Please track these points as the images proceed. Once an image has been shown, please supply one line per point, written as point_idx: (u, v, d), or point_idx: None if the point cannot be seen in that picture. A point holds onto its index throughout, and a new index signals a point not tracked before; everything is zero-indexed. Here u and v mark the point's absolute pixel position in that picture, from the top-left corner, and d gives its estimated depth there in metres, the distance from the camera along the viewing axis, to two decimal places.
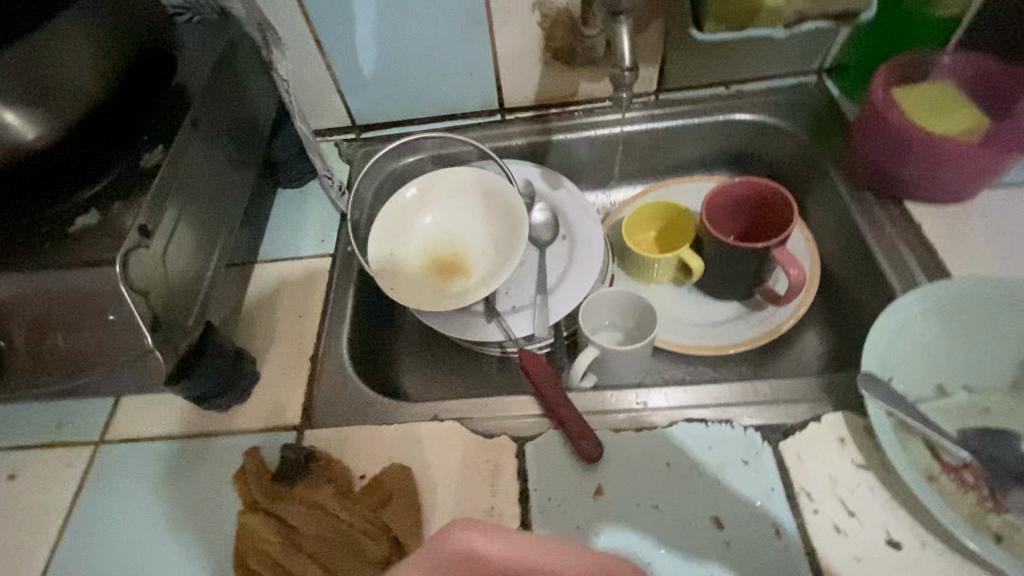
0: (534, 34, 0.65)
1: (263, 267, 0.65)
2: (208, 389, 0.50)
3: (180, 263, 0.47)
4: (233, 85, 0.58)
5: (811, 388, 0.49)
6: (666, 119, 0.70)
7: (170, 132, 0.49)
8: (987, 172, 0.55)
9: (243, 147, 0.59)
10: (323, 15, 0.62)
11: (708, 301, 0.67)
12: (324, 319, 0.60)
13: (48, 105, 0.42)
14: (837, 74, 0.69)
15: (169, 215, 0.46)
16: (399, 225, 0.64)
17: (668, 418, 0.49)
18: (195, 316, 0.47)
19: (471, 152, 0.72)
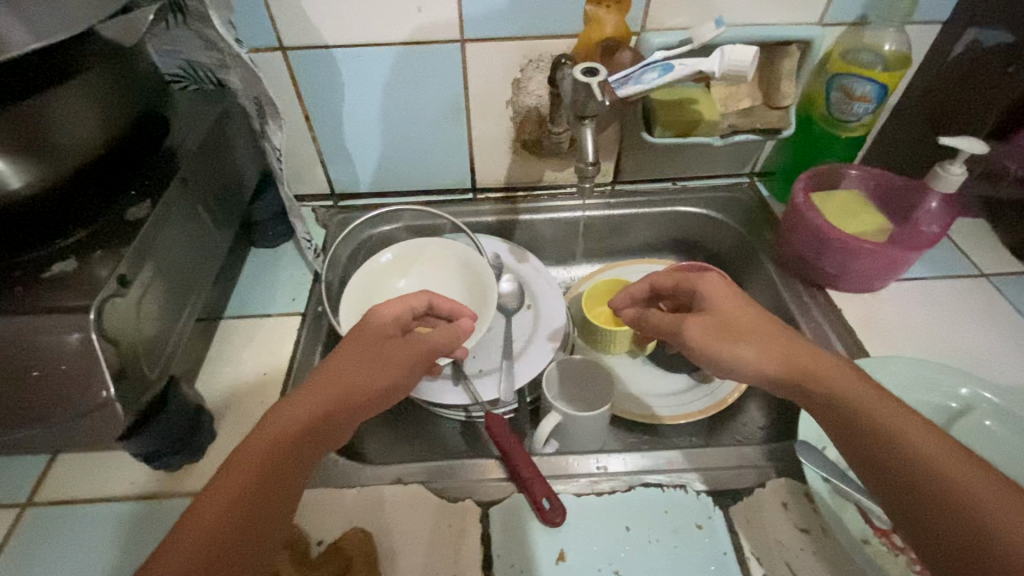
0: (507, 127, 0.73)
1: (230, 323, 0.65)
2: (161, 447, 0.48)
3: (151, 313, 0.47)
4: (224, 150, 0.61)
5: (756, 455, 0.53)
6: (622, 207, 0.77)
7: (157, 189, 0.51)
8: (892, 268, 0.64)
9: (224, 207, 0.61)
10: (316, 95, 0.68)
11: (661, 373, 0.71)
12: (288, 378, 0.60)
13: (36, 155, 0.41)
14: (766, 179, 0.81)
15: (147, 268, 0.47)
16: (373, 287, 0.67)
17: (627, 483, 0.51)
18: (159, 370, 0.47)
19: (443, 224, 0.77)
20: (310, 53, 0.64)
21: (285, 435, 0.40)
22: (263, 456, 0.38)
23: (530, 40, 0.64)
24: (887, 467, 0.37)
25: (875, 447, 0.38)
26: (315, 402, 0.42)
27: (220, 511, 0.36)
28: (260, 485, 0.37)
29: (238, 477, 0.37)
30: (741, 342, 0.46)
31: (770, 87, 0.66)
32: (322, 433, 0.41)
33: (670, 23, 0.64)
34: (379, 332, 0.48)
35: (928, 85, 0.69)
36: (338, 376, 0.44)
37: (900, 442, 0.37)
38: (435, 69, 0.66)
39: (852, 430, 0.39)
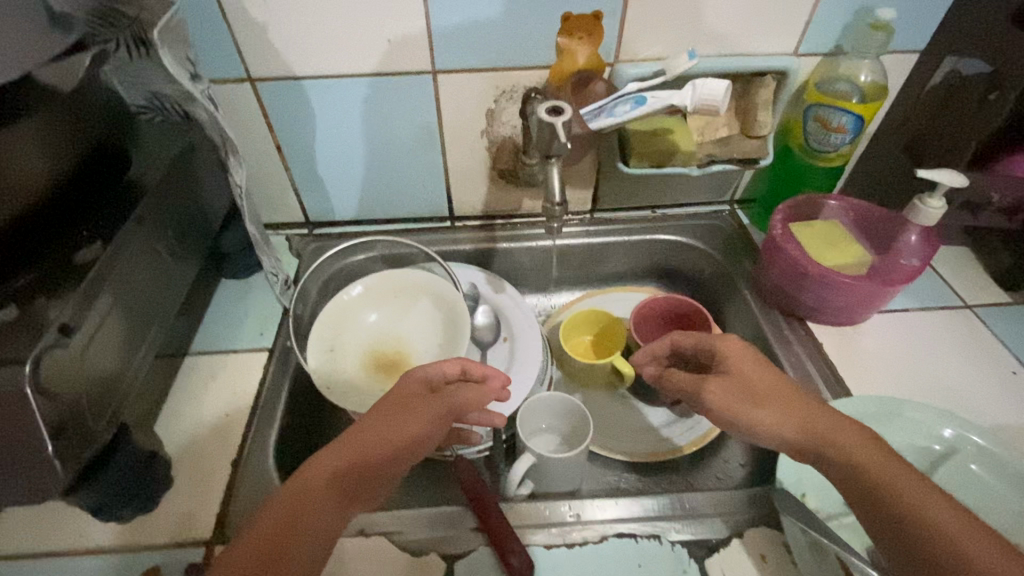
0: (482, 157, 0.71)
1: (194, 360, 0.63)
2: (110, 499, 0.47)
3: (99, 360, 0.45)
4: (188, 185, 0.59)
5: (733, 501, 0.51)
6: (602, 236, 0.76)
7: (111, 230, 0.49)
8: (872, 302, 0.63)
9: (187, 242, 0.60)
10: (286, 125, 0.67)
11: (640, 407, 0.69)
12: (252, 419, 0.58)
13: None
14: (747, 207, 0.80)
15: (96, 313, 0.45)
16: (343, 322, 0.65)
17: (599, 533, 0.49)
18: (106, 419, 0.45)
19: (418, 253, 0.76)
20: (279, 84, 0.63)
21: (298, 503, 0.39)
22: (276, 527, 0.38)
23: (503, 71, 0.63)
24: (885, 519, 0.38)
25: (876, 496, 0.39)
26: (332, 467, 0.42)
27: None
28: (268, 558, 0.36)
29: (248, 548, 0.37)
30: (758, 408, 0.46)
31: (746, 117, 0.66)
32: (335, 500, 0.40)
33: (644, 54, 0.63)
34: (402, 391, 0.48)
35: (907, 115, 0.68)
36: (357, 440, 0.44)
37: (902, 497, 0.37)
38: (408, 100, 0.65)
39: (853, 479, 0.40)
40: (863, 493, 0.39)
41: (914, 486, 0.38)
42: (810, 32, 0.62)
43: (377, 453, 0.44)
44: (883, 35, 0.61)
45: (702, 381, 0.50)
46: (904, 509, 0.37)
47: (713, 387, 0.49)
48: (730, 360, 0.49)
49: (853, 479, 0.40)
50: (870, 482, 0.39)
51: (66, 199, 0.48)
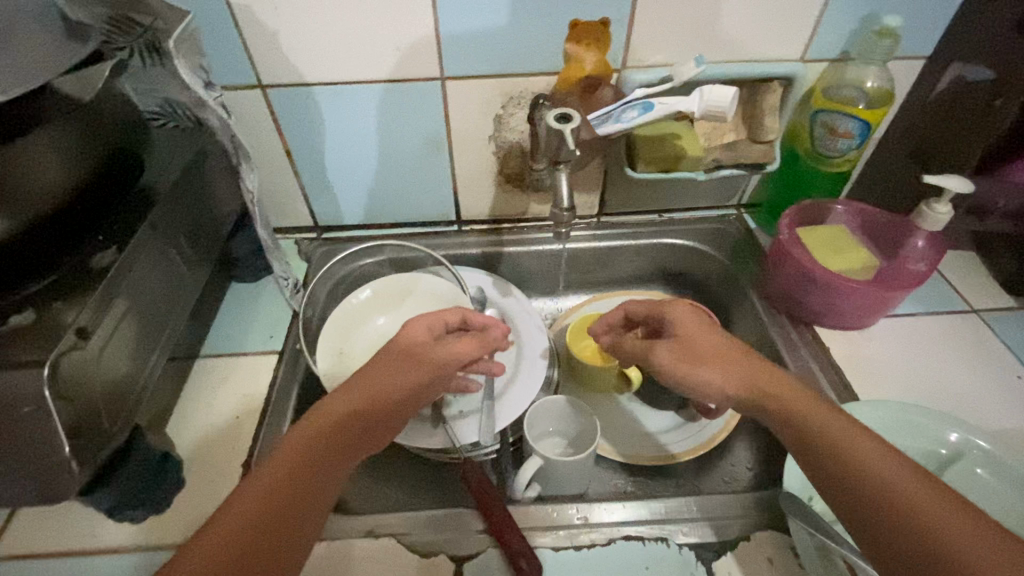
0: (490, 162, 0.72)
1: (205, 362, 0.64)
2: (124, 500, 0.47)
3: (114, 364, 0.46)
4: (200, 189, 0.60)
5: (740, 505, 0.51)
6: (608, 240, 0.77)
7: (126, 235, 0.50)
8: (880, 307, 0.63)
9: (199, 247, 0.60)
10: (296, 130, 0.67)
11: (646, 410, 0.70)
12: (262, 421, 0.58)
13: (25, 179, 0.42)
14: (754, 211, 0.80)
15: (112, 315, 0.46)
16: (352, 325, 0.66)
17: (607, 536, 0.50)
18: (122, 422, 0.46)
19: (426, 257, 0.76)
20: (289, 91, 0.64)
21: (320, 433, 0.42)
22: (302, 451, 0.41)
23: (510, 77, 0.64)
24: (856, 505, 0.37)
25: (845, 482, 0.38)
26: (349, 404, 0.45)
27: (261, 501, 0.38)
28: (297, 479, 0.40)
29: (278, 469, 0.40)
30: (706, 368, 0.47)
31: (752, 122, 0.66)
32: (356, 432, 0.44)
33: (651, 61, 0.63)
34: (407, 340, 0.51)
35: (913, 121, 0.68)
36: (370, 382, 0.47)
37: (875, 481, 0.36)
38: (416, 107, 0.66)
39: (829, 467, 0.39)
40: (834, 485, 0.38)
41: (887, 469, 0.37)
42: (817, 39, 0.63)
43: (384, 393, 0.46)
44: (890, 42, 0.61)
45: (649, 344, 0.52)
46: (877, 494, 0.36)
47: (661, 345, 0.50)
48: (676, 326, 0.51)
49: (823, 471, 0.39)
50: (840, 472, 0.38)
51: (106, 184, 0.50)
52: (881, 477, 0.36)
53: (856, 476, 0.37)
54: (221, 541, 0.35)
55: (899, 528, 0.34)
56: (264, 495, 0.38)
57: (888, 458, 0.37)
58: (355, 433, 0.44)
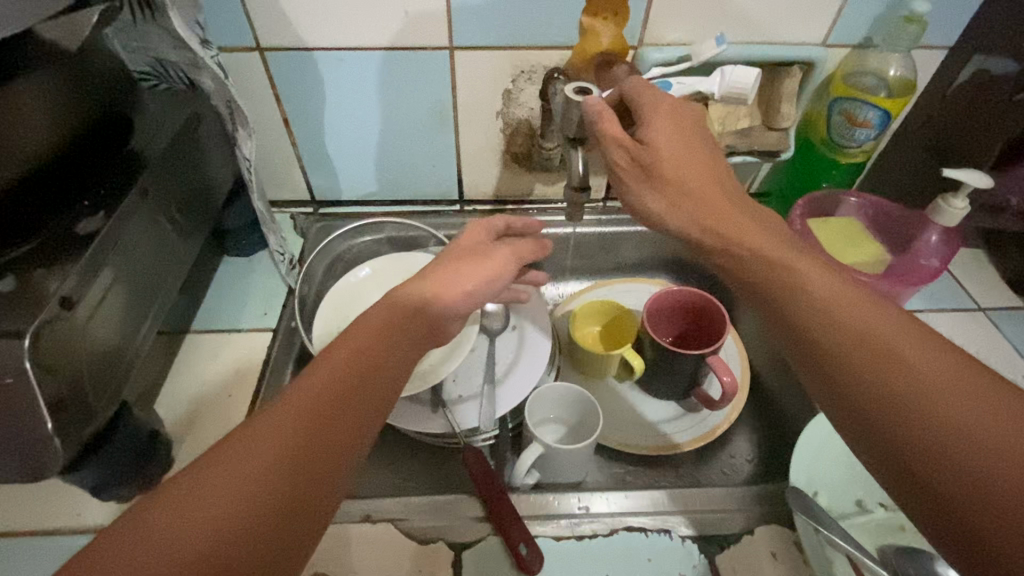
0: (496, 139, 0.69)
1: (195, 338, 0.61)
2: (109, 478, 0.45)
3: (99, 336, 0.44)
4: (192, 155, 0.57)
5: (744, 498, 0.50)
6: (614, 224, 0.75)
7: (113, 200, 0.47)
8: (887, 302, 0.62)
9: (190, 215, 0.58)
10: (294, 99, 0.64)
11: (647, 399, 0.68)
12: (255, 400, 0.56)
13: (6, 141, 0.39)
14: (762, 200, 0.78)
15: (100, 283, 0.44)
16: (349, 304, 0.63)
17: (609, 526, 0.49)
18: (107, 397, 0.44)
19: (427, 237, 0.74)
20: (289, 55, 0.60)
21: (383, 325, 0.41)
22: (327, 385, 0.35)
23: (522, 50, 0.61)
24: (867, 407, 0.31)
25: (862, 371, 0.31)
26: (375, 337, 0.39)
27: (284, 441, 0.32)
28: (367, 359, 0.38)
29: (299, 405, 0.34)
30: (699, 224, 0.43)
31: (768, 109, 0.65)
32: (400, 341, 0.40)
33: (670, 39, 0.61)
34: (469, 245, 0.51)
35: (932, 112, 0.66)
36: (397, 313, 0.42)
37: (907, 373, 0.30)
38: (423, 76, 0.63)
39: (853, 356, 0.32)
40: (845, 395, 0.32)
41: (921, 362, 0.30)
42: (841, 22, 0.60)
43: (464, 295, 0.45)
44: (916, 29, 0.58)
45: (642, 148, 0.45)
46: (901, 391, 0.30)
47: (682, 203, 0.44)
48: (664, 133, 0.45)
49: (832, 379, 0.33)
50: (853, 365, 0.32)
51: (81, 157, 0.46)
52: (912, 372, 0.30)
53: (881, 365, 0.31)
54: (286, 434, 0.32)
55: (923, 431, 0.29)
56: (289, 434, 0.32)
57: (925, 343, 0.31)
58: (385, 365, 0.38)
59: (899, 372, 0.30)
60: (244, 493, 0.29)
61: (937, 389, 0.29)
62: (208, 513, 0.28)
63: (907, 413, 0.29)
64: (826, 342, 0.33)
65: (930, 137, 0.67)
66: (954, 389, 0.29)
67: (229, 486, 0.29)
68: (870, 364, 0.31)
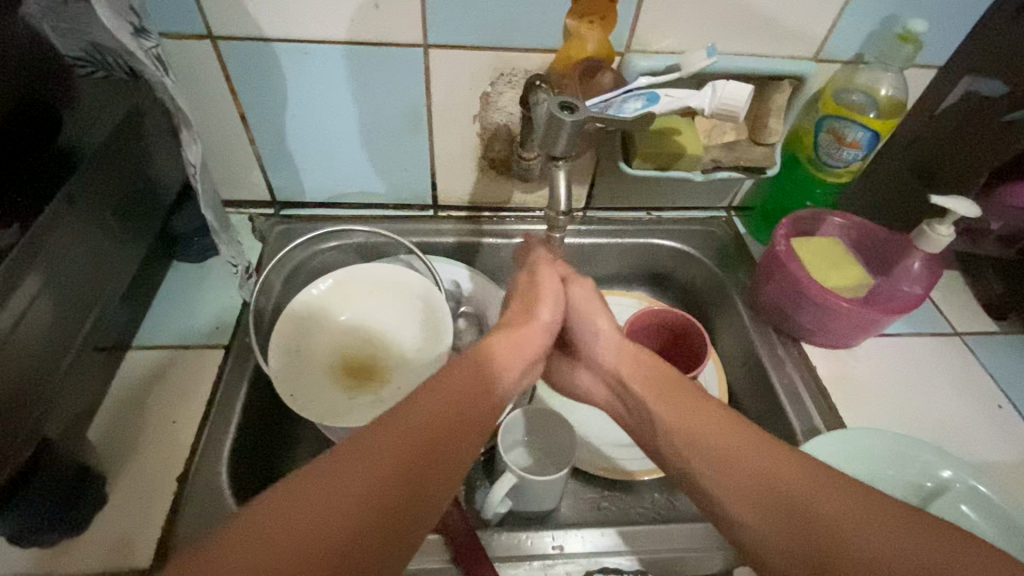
0: (473, 143, 0.65)
1: (138, 353, 0.56)
2: (29, 523, 0.41)
3: (10, 370, 0.38)
4: (132, 156, 0.51)
5: (722, 536, 0.49)
6: (595, 236, 0.71)
7: (32, 208, 0.41)
8: (866, 330, 0.62)
9: (130, 222, 0.52)
10: (251, 93, 0.59)
11: (624, 421, 0.66)
12: (204, 426, 0.51)
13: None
14: (744, 214, 0.76)
15: (13, 308, 0.38)
16: (311, 320, 0.59)
17: (584, 567, 0.47)
18: (19, 437, 0.39)
19: (398, 245, 0.70)
20: (247, 46, 0.55)
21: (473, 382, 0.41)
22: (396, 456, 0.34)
23: (503, 50, 0.57)
24: (789, 542, 0.34)
25: (774, 520, 0.35)
26: (445, 412, 0.38)
27: (380, 477, 0.33)
28: (456, 418, 0.38)
29: (365, 473, 0.32)
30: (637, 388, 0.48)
31: (756, 123, 0.62)
32: (483, 407, 0.40)
33: (658, 46, 0.58)
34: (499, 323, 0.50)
35: (921, 132, 0.65)
36: (462, 386, 0.40)
37: (823, 520, 0.34)
38: (397, 76, 0.58)
39: (773, 522, 0.35)
40: (777, 539, 0.35)
41: (830, 500, 0.34)
42: (834, 36, 0.58)
43: (522, 358, 0.48)
44: (911, 48, 0.56)
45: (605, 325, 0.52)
46: (821, 540, 0.33)
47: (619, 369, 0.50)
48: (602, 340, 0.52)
49: (772, 525, 0.35)
50: (767, 511, 0.36)
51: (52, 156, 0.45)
52: (801, 496, 0.35)
53: (781, 508, 0.35)
54: (374, 470, 0.33)
55: (840, 553, 0.33)
56: (378, 466, 0.33)
57: (821, 482, 0.35)
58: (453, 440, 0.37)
59: (794, 499, 0.35)
60: (329, 519, 0.30)
61: (845, 517, 0.33)
62: (294, 532, 0.29)
63: (837, 567, 0.32)
64: (746, 520, 0.37)
65: (915, 162, 0.67)
66: (847, 505, 0.34)
67: (302, 525, 0.30)
68: (781, 524, 0.35)
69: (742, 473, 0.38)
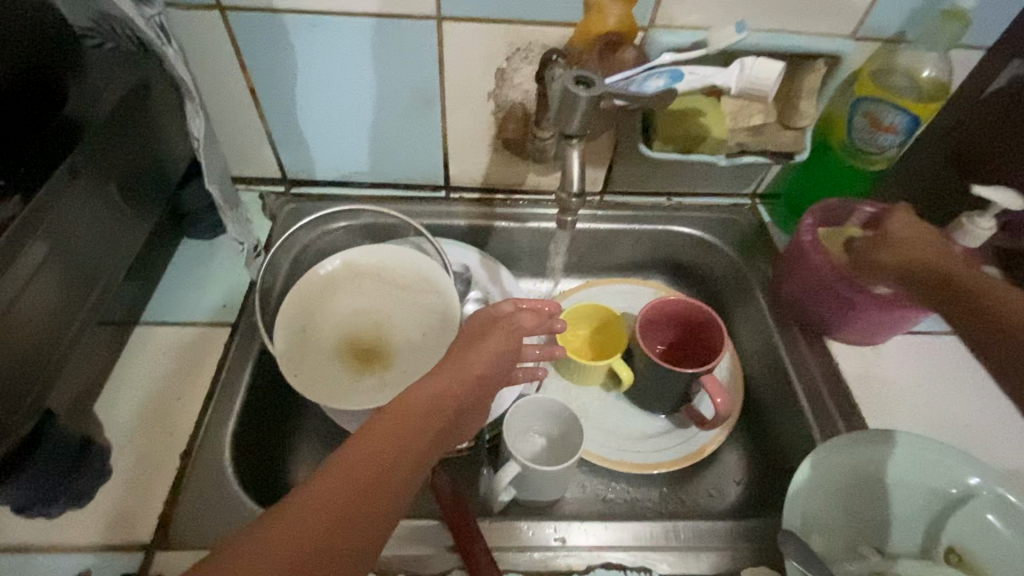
0: (487, 123, 0.63)
1: (146, 329, 0.56)
2: (33, 494, 0.43)
3: (11, 342, 0.38)
4: (139, 129, 0.51)
5: (731, 536, 0.47)
6: (611, 222, 0.69)
7: (35, 180, 0.41)
8: (895, 325, 0.59)
9: (137, 196, 0.51)
10: (260, 68, 0.57)
11: (635, 412, 0.65)
12: (208, 404, 0.51)
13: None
14: (769, 202, 0.73)
15: (14, 278, 0.38)
16: (316, 301, 0.58)
17: (586, 561, 0.45)
18: (22, 408, 0.39)
19: (408, 227, 0.68)
20: (255, 16, 0.53)
21: (409, 421, 0.36)
22: None
23: (520, 24, 0.54)
24: (935, 295, 0.48)
25: (932, 287, 0.48)
26: (366, 477, 0.32)
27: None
28: (381, 477, 0.33)
29: (272, 555, 0.28)
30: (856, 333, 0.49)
31: (786, 105, 0.58)
32: (416, 452, 0.35)
33: (684, 21, 0.54)
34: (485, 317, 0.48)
35: (964, 118, 0.61)
36: (349, 479, 0.32)
37: (996, 306, 0.44)
38: (409, 50, 0.56)
39: (910, 281, 0.50)
40: (944, 281, 0.47)
41: (983, 279, 0.46)
42: (874, 14, 0.54)
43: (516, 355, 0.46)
44: (958, 26, 0.52)
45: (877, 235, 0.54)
46: (966, 300, 0.45)
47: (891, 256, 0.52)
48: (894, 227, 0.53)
49: (925, 285, 0.49)
50: (916, 275, 0.50)
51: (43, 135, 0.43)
52: (963, 279, 0.47)
53: (932, 277, 0.48)
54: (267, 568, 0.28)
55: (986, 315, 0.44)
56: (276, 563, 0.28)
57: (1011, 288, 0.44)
58: (353, 531, 0.31)
59: (942, 274, 0.48)
60: None
61: (993, 291, 0.44)
62: None
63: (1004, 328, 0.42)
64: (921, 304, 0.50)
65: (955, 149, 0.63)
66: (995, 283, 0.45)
67: None
68: (956, 307, 0.46)
69: (952, 264, 0.48)
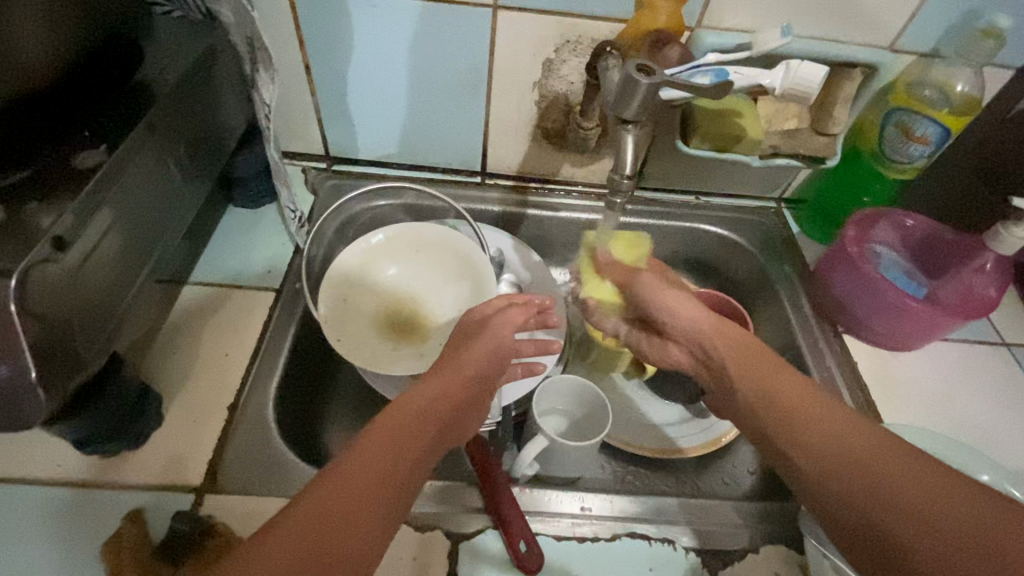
0: (530, 111, 0.65)
1: (193, 288, 0.58)
2: (92, 434, 0.43)
3: (98, 280, 0.41)
4: (206, 94, 0.53)
5: (751, 516, 0.49)
6: (641, 216, 0.71)
7: (117, 133, 0.43)
8: (921, 334, 0.61)
9: (199, 159, 0.53)
10: (318, 42, 0.59)
11: (655, 400, 0.67)
12: (253, 361, 0.53)
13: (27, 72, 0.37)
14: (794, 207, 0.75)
15: (99, 224, 0.41)
16: (359, 271, 0.60)
17: (612, 530, 0.47)
18: (97, 346, 0.41)
19: (445, 208, 0.70)
20: None
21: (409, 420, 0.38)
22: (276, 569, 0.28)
23: (571, 17, 0.56)
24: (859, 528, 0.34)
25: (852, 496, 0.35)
26: (372, 473, 0.34)
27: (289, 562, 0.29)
28: (388, 472, 0.34)
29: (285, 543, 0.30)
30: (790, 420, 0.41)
31: (820, 109, 0.61)
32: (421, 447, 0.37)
33: (729, 23, 0.57)
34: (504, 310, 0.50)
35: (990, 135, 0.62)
36: (355, 476, 0.33)
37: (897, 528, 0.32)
38: (461, 36, 0.58)
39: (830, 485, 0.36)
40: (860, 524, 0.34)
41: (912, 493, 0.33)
42: (913, 27, 0.57)
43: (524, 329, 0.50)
44: (992, 44, 0.55)
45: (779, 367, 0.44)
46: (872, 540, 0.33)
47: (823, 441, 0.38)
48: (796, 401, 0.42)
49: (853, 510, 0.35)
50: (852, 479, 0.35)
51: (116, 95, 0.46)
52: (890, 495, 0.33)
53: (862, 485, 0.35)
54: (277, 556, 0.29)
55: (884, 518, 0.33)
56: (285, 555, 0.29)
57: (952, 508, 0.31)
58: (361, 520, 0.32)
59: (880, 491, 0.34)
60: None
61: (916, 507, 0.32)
62: None
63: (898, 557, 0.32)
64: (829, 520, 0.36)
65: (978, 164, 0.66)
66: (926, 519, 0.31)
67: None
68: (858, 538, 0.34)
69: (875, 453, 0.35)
